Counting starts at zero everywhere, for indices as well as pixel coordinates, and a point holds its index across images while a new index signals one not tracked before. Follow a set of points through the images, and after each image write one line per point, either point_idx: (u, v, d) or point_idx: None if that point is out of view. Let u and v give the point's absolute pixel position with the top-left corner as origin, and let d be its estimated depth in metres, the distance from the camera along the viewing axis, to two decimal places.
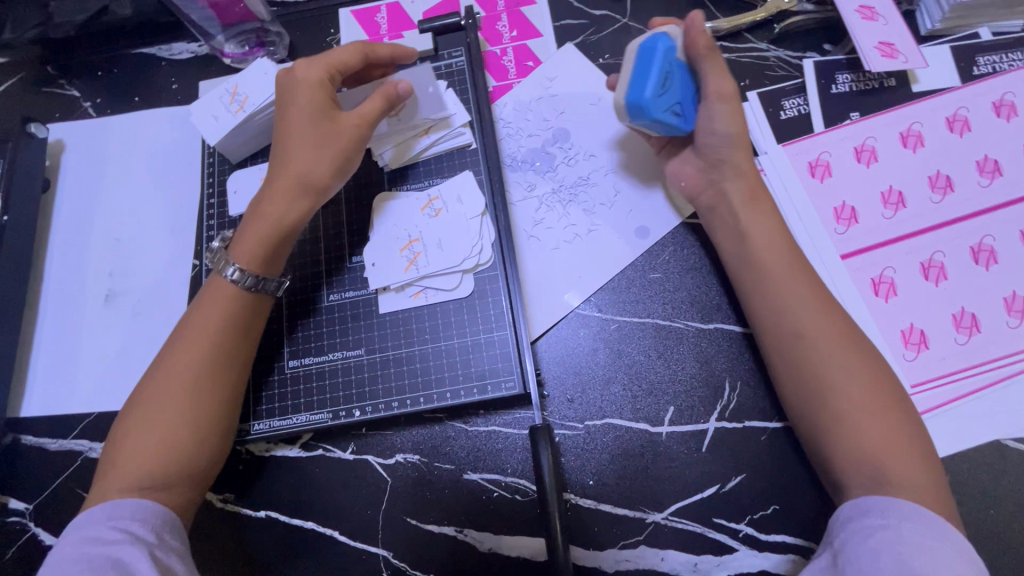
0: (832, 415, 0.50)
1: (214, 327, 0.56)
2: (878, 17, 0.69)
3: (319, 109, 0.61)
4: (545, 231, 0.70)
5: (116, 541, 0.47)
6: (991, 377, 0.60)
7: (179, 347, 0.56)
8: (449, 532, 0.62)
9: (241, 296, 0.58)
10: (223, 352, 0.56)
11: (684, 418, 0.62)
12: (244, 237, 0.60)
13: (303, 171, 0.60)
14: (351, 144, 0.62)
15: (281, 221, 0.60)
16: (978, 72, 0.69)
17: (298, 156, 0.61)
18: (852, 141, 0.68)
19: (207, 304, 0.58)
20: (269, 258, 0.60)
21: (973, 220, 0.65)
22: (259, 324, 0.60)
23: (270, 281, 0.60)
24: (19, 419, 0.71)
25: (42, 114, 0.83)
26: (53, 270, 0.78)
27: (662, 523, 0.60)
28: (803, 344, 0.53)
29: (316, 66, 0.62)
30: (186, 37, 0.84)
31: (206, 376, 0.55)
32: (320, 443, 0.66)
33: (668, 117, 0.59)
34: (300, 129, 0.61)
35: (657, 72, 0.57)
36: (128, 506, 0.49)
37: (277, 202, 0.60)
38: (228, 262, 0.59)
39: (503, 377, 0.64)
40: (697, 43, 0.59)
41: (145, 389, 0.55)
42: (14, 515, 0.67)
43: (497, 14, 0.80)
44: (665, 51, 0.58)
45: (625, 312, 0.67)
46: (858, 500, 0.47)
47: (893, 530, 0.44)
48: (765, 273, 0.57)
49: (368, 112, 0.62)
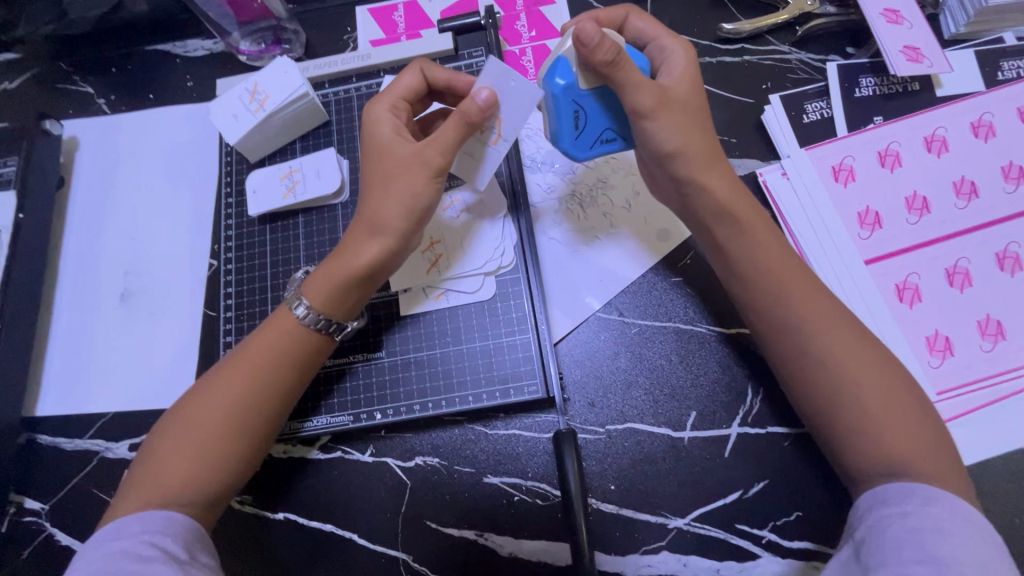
0: (852, 426, 0.49)
1: (269, 358, 0.55)
2: (903, 20, 0.68)
3: (387, 143, 0.57)
4: (565, 233, 0.70)
5: (150, 559, 0.46)
6: (1015, 385, 0.60)
7: (230, 369, 0.55)
8: (470, 536, 0.61)
9: (306, 333, 0.57)
10: (277, 384, 0.55)
11: (707, 423, 0.62)
12: (317, 275, 0.57)
13: (375, 211, 0.55)
14: (419, 173, 0.55)
15: (350, 263, 0.56)
16: (1002, 78, 0.69)
17: (371, 195, 0.56)
18: (876, 146, 0.68)
19: (267, 332, 0.57)
20: (336, 302, 0.56)
21: (998, 226, 0.64)
22: (318, 361, 0.59)
23: (335, 324, 0.57)
24: (34, 419, 0.70)
25: (56, 111, 0.82)
26: (68, 268, 0.77)
27: (685, 529, 0.60)
28: (808, 361, 0.51)
29: (381, 102, 0.59)
30: (202, 34, 0.83)
31: (256, 406, 0.54)
32: (339, 445, 0.65)
33: (597, 147, 0.60)
34: (372, 166, 0.57)
35: (564, 120, 0.57)
36: (158, 520, 0.49)
37: (352, 244, 0.56)
38: (296, 297, 0.57)
39: (526, 381, 0.63)
40: (594, 62, 0.50)
41: (189, 401, 0.54)
42: (31, 515, 0.67)
43: (516, 13, 0.79)
44: (563, 91, 0.55)
45: (646, 315, 0.66)
46: (881, 489, 0.46)
47: (914, 517, 0.43)
48: (750, 288, 0.55)
49: (442, 138, 0.54)
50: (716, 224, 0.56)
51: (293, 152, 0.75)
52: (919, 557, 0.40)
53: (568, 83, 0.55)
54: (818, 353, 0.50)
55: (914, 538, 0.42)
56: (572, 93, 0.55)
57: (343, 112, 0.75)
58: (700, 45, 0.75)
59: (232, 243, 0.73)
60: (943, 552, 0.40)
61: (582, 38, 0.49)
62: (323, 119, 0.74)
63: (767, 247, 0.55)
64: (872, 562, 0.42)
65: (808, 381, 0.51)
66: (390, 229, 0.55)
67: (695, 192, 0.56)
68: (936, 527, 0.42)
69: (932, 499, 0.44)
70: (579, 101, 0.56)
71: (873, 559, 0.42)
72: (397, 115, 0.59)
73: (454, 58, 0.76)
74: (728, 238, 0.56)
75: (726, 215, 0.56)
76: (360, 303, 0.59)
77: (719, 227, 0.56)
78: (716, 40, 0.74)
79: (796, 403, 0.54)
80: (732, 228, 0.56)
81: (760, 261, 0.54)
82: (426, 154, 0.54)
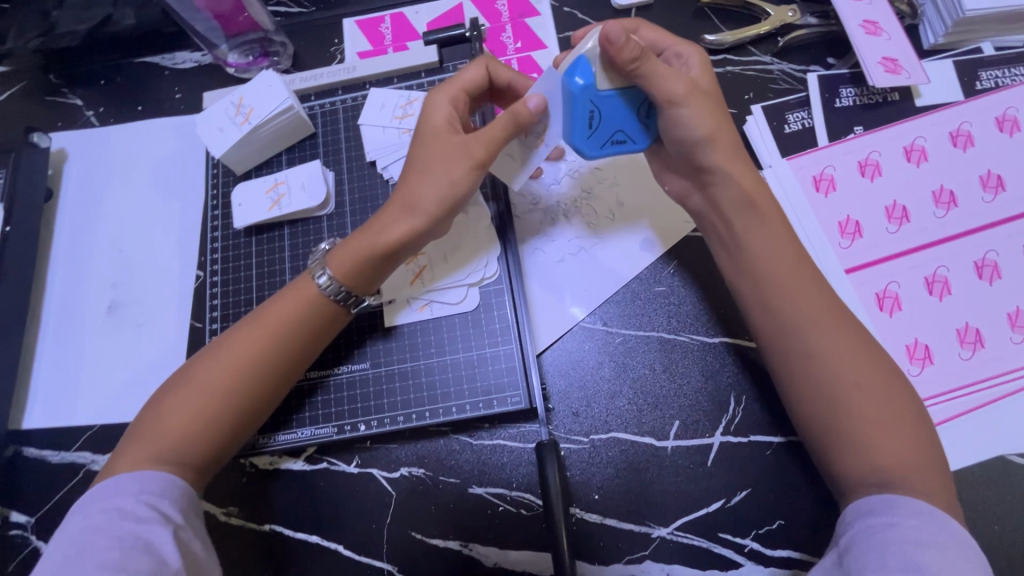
0: (843, 422, 0.49)
1: (280, 324, 0.56)
2: (881, 32, 0.69)
3: (440, 128, 0.58)
4: (549, 244, 0.70)
5: (147, 519, 0.47)
6: (994, 393, 0.61)
7: (242, 332, 0.55)
8: (454, 546, 0.62)
9: (323, 304, 0.57)
10: (285, 352, 0.55)
11: (689, 432, 0.63)
12: (344, 247, 0.58)
13: (413, 191, 0.57)
14: (462, 164, 0.56)
15: (377, 238, 0.57)
16: (981, 87, 0.70)
17: (412, 175, 0.58)
18: (856, 155, 0.69)
19: (284, 299, 0.57)
20: (357, 273, 0.57)
21: (977, 235, 0.65)
22: (329, 335, 0.59)
23: (354, 298, 0.58)
24: (20, 431, 0.71)
25: (45, 124, 0.83)
26: (56, 280, 0.77)
27: (667, 538, 0.60)
28: (808, 362, 0.51)
29: (444, 91, 0.60)
30: (190, 47, 0.84)
31: (261, 375, 0.54)
32: (324, 456, 0.65)
33: (608, 148, 0.57)
34: (418, 145, 0.58)
35: (579, 119, 0.54)
36: (157, 483, 0.49)
37: (384, 219, 0.57)
38: (320, 266, 0.57)
39: (509, 392, 0.64)
40: (619, 60, 0.50)
41: (199, 361, 0.55)
42: (16, 528, 0.67)
43: (501, 25, 0.80)
44: (581, 90, 0.52)
45: (630, 325, 0.67)
46: (865, 499, 0.47)
47: (899, 528, 0.43)
48: (763, 281, 0.55)
49: (493, 135, 0.56)
50: (734, 212, 0.57)
51: (279, 165, 0.75)
52: (901, 565, 0.41)
53: (587, 82, 0.52)
54: (819, 355, 0.51)
55: (898, 546, 0.42)
56: (589, 94, 0.53)
57: (329, 124, 0.75)
58: None
59: (218, 256, 0.73)
60: (926, 562, 0.41)
61: (609, 36, 0.49)
62: (309, 131, 0.75)
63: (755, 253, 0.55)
64: (855, 567, 0.43)
65: (809, 379, 0.51)
66: (422, 210, 0.56)
67: (720, 180, 0.57)
68: (922, 540, 0.42)
69: (918, 512, 0.44)
70: (596, 101, 0.53)
71: (857, 565, 0.43)
72: (457, 103, 0.60)
73: (439, 70, 0.76)
74: (742, 223, 0.56)
75: (749, 203, 0.56)
76: (380, 278, 0.59)
77: (739, 216, 0.57)
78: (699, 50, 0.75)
79: (790, 408, 0.54)
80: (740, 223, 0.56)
81: (762, 268, 0.55)
82: (472, 145, 0.56)
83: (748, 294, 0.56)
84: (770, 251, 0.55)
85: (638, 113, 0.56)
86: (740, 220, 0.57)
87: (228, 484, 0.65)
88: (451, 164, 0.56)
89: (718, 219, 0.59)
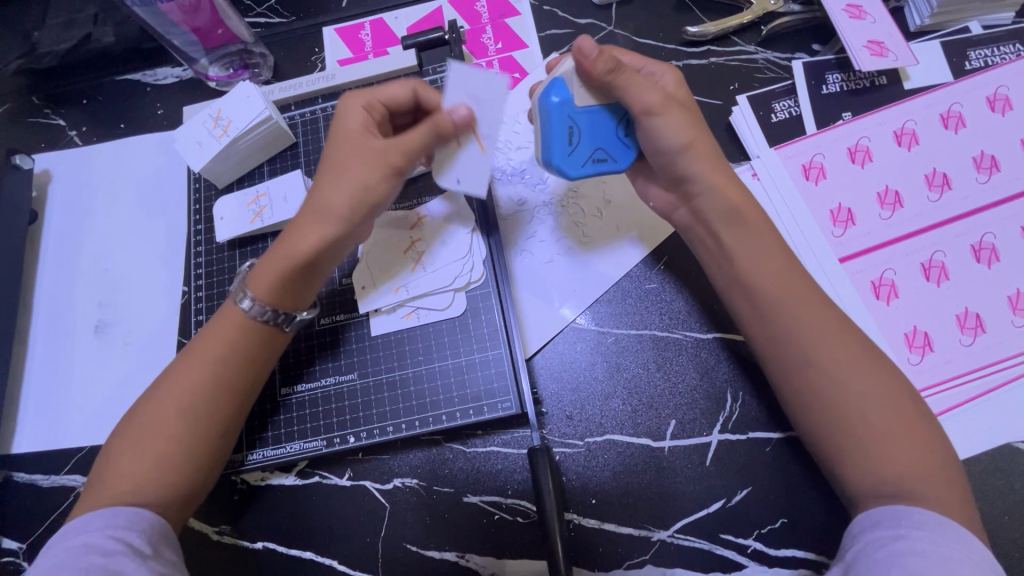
0: (834, 419, 0.48)
1: (220, 356, 0.55)
2: (866, 15, 0.68)
3: (354, 145, 0.56)
4: (538, 245, 0.69)
5: (113, 552, 0.46)
6: (997, 379, 0.59)
7: (179, 367, 0.55)
8: (450, 557, 0.60)
9: (255, 327, 0.56)
10: (230, 381, 0.55)
11: (686, 431, 0.61)
12: (260, 267, 0.56)
13: (325, 196, 0.55)
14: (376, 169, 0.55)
15: (290, 253, 0.55)
16: (971, 67, 0.68)
17: (322, 182, 0.56)
18: (845, 142, 0.67)
19: (216, 328, 0.56)
20: (284, 293, 0.56)
21: (973, 218, 0.64)
22: (271, 357, 0.59)
23: (284, 315, 0.57)
24: (11, 455, 0.70)
25: (29, 145, 0.82)
26: (42, 302, 0.77)
27: (668, 541, 0.58)
28: (808, 372, 0.50)
29: (357, 95, 0.59)
30: (171, 62, 0.83)
31: (203, 411, 0.53)
32: (316, 470, 0.64)
33: (591, 166, 0.58)
34: (331, 156, 0.56)
35: (557, 135, 0.55)
36: (123, 516, 0.48)
37: (297, 229, 0.56)
38: (241, 292, 0.56)
39: (499, 399, 0.62)
40: (593, 73, 0.52)
41: (142, 409, 0.54)
42: (7, 554, 0.66)
43: (481, 26, 0.79)
44: (558, 108, 0.55)
45: (621, 324, 0.65)
46: (873, 510, 0.45)
47: (904, 540, 0.42)
48: (753, 294, 0.53)
49: (410, 143, 0.55)
50: (717, 225, 0.55)
51: (261, 176, 0.75)
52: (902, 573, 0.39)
53: (564, 99, 0.55)
54: (809, 347, 0.50)
55: (904, 556, 0.40)
56: (568, 109, 0.55)
57: (310, 133, 0.75)
58: (666, 49, 0.74)
59: (202, 271, 0.73)
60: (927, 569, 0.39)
61: (581, 50, 0.51)
62: (290, 141, 0.74)
63: (761, 243, 0.54)
64: None
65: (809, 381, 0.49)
66: (333, 214, 0.55)
67: (704, 191, 0.56)
68: (927, 550, 0.40)
69: (927, 521, 0.42)
70: (574, 118, 0.56)
71: None
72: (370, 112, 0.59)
73: (419, 75, 0.75)
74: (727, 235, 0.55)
75: (738, 213, 0.55)
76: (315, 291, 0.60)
77: (728, 228, 0.55)
78: (681, 43, 0.74)
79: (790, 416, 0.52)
80: (737, 225, 0.55)
81: (755, 275, 0.53)
82: (388, 150, 0.55)
83: (737, 292, 0.55)
84: (764, 258, 0.53)
85: (615, 131, 0.58)
86: (728, 233, 0.55)
87: (218, 501, 0.63)
88: (365, 169, 0.55)
89: (705, 232, 0.58)
